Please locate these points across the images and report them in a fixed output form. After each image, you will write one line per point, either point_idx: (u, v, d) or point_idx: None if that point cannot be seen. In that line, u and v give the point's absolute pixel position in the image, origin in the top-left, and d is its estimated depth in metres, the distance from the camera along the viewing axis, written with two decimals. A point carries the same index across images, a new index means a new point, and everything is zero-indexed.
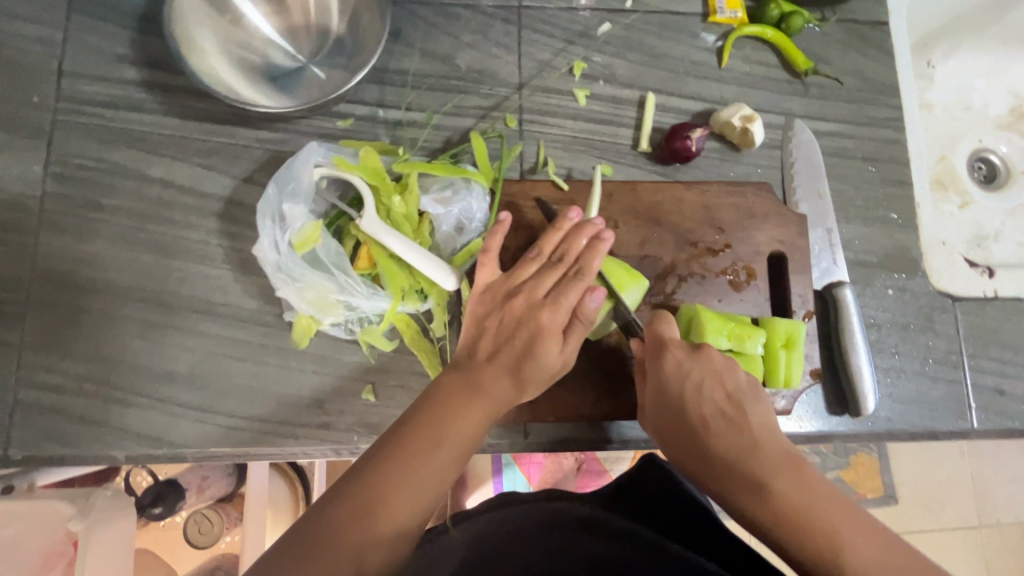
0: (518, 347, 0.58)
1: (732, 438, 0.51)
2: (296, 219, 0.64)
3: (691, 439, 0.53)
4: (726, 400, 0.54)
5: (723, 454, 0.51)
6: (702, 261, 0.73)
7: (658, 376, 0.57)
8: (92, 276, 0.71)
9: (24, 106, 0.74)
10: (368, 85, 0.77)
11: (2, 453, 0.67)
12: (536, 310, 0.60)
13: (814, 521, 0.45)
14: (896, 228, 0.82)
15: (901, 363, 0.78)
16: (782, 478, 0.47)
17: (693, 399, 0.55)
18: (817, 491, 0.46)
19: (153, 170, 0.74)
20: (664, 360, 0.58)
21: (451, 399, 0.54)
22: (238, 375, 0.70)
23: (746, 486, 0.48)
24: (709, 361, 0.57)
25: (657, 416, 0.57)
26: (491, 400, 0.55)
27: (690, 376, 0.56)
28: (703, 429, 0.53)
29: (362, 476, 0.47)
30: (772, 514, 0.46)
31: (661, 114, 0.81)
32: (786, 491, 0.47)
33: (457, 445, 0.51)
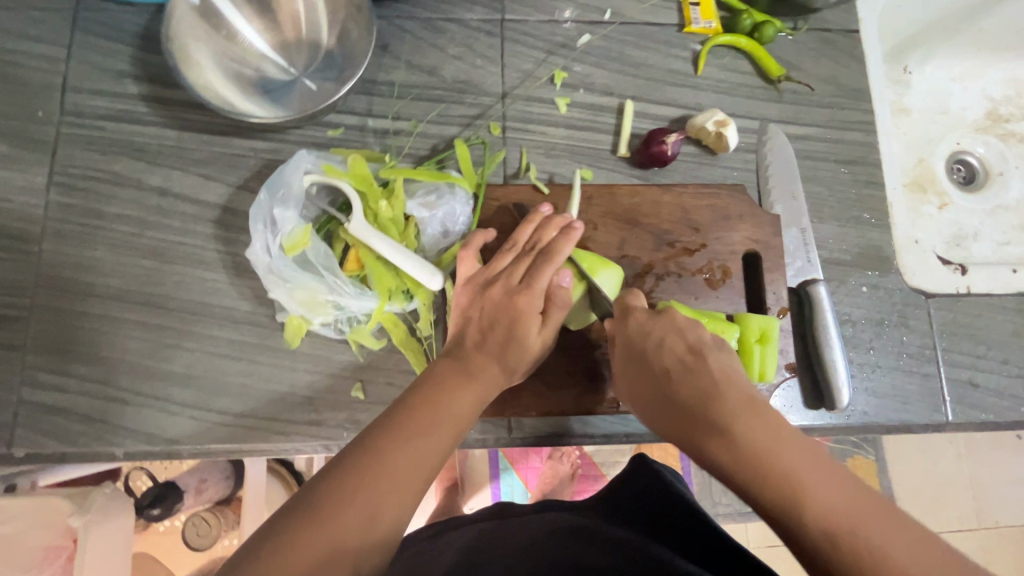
0: (503, 331, 0.62)
1: (699, 385, 0.53)
2: (286, 223, 0.67)
3: (662, 396, 0.56)
4: (688, 353, 0.57)
5: (689, 404, 0.53)
6: (679, 260, 0.76)
7: (629, 343, 0.61)
8: (94, 281, 0.74)
9: (29, 120, 0.77)
10: (357, 96, 0.81)
11: (5, 451, 0.70)
12: (515, 297, 0.63)
13: (776, 457, 0.45)
14: (870, 227, 0.85)
15: (876, 358, 0.81)
16: (742, 422, 0.48)
17: (660, 356, 0.58)
18: (778, 430, 0.47)
19: (152, 180, 0.77)
20: (631, 323, 0.62)
21: (443, 381, 0.58)
22: (233, 375, 0.73)
23: (713, 430, 0.50)
24: (672, 323, 0.61)
25: (630, 378, 0.60)
26: (480, 378, 0.59)
27: (656, 338, 0.60)
28: (670, 382, 0.56)
29: (357, 451, 0.49)
30: (734, 451, 0.47)
31: (639, 120, 0.84)
32: (747, 430, 0.48)
33: (452, 421, 0.55)
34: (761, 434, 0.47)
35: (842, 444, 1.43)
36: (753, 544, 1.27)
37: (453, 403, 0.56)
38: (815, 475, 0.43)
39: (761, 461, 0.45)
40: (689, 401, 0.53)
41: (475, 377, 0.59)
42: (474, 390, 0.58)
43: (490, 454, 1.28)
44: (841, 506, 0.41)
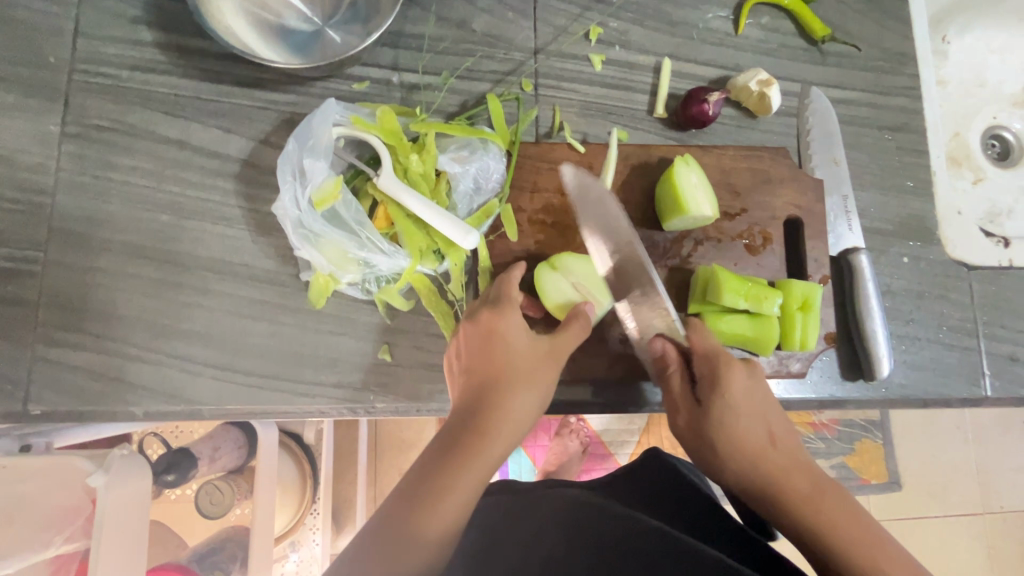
0: (508, 376, 0.56)
1: (789, 458, 0.59)
2: (315, 175, 0.64)
3: (750, 461, 0.59)
4: (778, 426, 0.61)
5: (779, 475, 0.58)
6: (719, 225, 0.73)
7: (723, 404, 0.61)
8: (109, 235, 0.71)
9: (39, 66, 0.73)
10: (382, 49, 0.76)
11: (20, 409, 0.67)
12: (516, 339, 0.58)
13: (866, 539, 0.53)
14: (912, 196, 0.82)
15: (915, 330, 0.78)
16: (830, 498, 0.56)
17: (755, 424, 0.61)
18: (860, 515, 0.55)
19: (169, 132, 0.74)
20: (726, 390, 0.61)
21: (464, 429, 0.52)
22: (255, 335, 0.70)
23: (804, 500, 0.56)
24: (760, 393, 0.62)
25: (716, 441, 0.61)
26: (503, 432, 0.53)
27: (750, 406, 0.61)
28: (768, 448, 0.60)
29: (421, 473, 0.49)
30: (822, 527, 0.54)
31: (677, 80, 0.80)
32: (835, 509, 0.55)
33: (478, 474, 0.49)
34: (844, 512, 0.55)
35: (852, 427, 1.42)
36: None
37: (476, 457, 0.50)
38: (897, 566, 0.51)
39: (849, 542, 0.53)
40: (777, 470, 0.58)
41: (492, 425, 0.52)
42: (495, 441, 0.52)
43: None
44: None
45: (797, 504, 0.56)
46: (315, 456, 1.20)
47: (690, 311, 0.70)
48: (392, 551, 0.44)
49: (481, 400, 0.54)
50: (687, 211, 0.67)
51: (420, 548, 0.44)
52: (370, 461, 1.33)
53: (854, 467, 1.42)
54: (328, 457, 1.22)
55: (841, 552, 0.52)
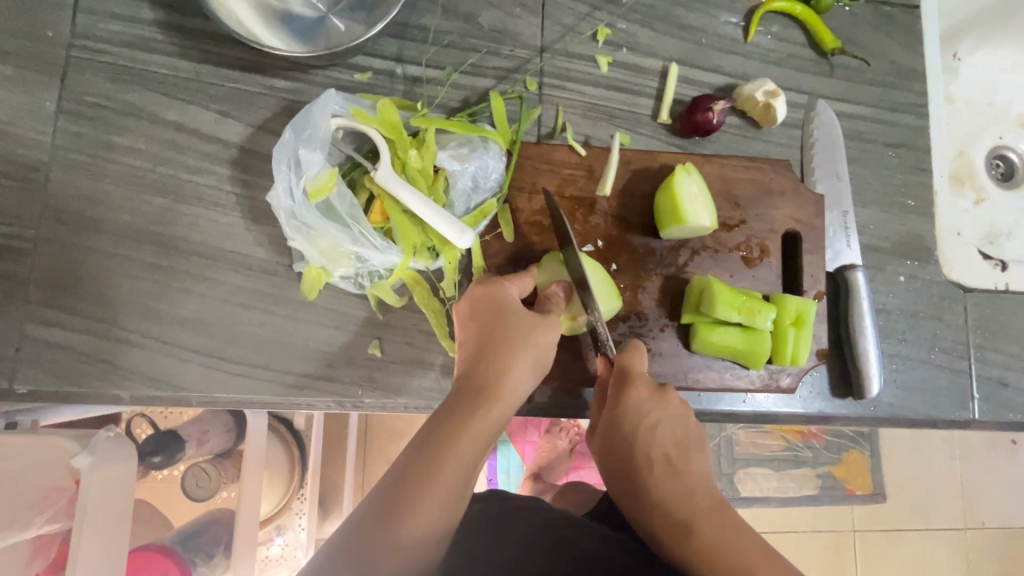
0: (494, 364, 0.57)
1: (673, 481, 0.58)
2: (311, 166, 0.63)
3: (633, 485, 0.60)
4: (673, 446, 0.61)
5: (656, 500, 0.58)
6: (716, 236, 0.72)
7: (614, 424, 0.61)
8: (102, 216, 0.70)
9: (37, 40, 0.72)
10: (387, 39, 0.75)
11: (7, 386, 0.67)
12: (503, 324, 0.59)
13: (732, 564, 0.51)
14: (912, 215, 0.81)
15: (908, 350, 0.78)
16: (705, 523, 0.54)
17: (641, 445, 0.60)
18: (737, 534, 0.53)
19: (167, 114, 0.73)
20: (616, 412, 0.61)
21: (448, 421, 0.52)
22: (245, 323, 0.70)
23: (673, 525, 0.55)
24: (655, 414, 0.61)
25: (608, 467, 0.62)
26: (488, 421, 0.53)
27: (639, 426, 0.61)
28: (646, 472, 0.59)
29: (409, 462, 0.49)
30: (687, 557, 0.53)
31: (683, 86, 0.80)
32: (706, 533, 0.53)
33: (459, 468, 0.49)
34: (721, 538, 0.53)
35: (840, 437, 1.44)
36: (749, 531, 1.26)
37: (457, 448, 0.50)
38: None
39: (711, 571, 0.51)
40: (655, 493, 0.58)
41: (476, 414, 0.53)
42: (479, 430, 0.52)
43: None
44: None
45: (668, 530, 0.56)
46: (304, 441, 1.20)
47: (683, 320, 0.69)
48: (366, 545, 0.44)
49: (465, 393, 0.55)
50: (687, 221, 0.66)
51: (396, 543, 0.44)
52: (359, 452, 1.32)
53: (839, 477, 1.43)
54: (318, 443, 1.22)
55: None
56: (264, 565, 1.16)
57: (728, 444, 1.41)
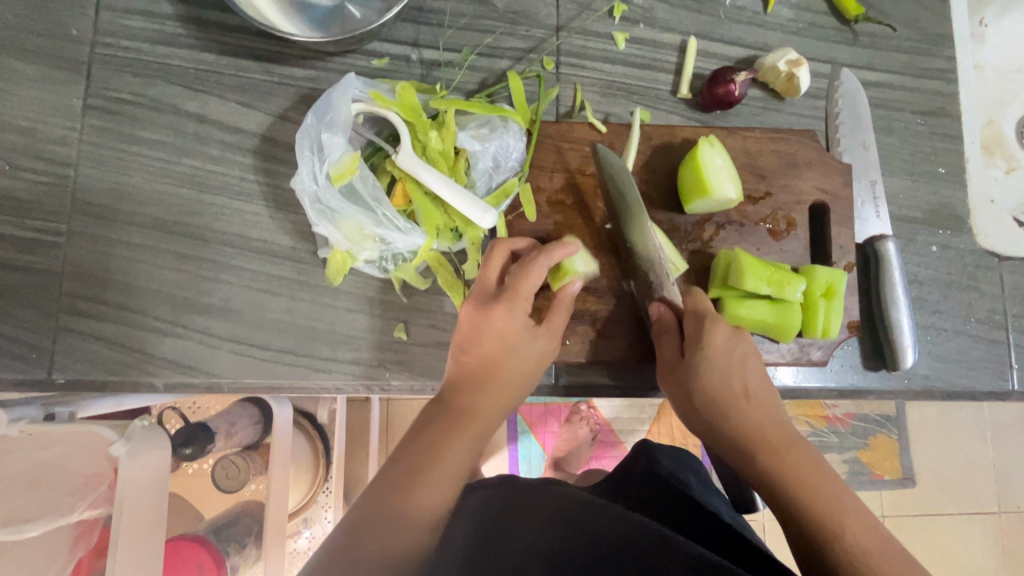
0: (475, 388, 0.57)
1: (762, 413, 0.57)
2: (333, 150, 0.63)
3: (719, 408, 0.57)
4: (757, 380, 0.58)
5: (749, 432, 0.56)
6: (741, 209, 0.71)
7: (704, 359, 0.58)
8: (131, 209, 0.72)
9: (61, 38, 0.74)
10: (403, 24, 0.75)
11: (45, 377, 0.68)
12: (494, 344, 0.58)
13: (823, 487, 0.52)
14: (943, 183, 0.80)
15: (942, 321, 0.77)
16: (796, 449, 0.54)
17: (733, 379, 0.58)
18: (824, 467, 0.54)
19: (189, 106, 0.74)
20: (707, 347, 0.58)
21: (429, 445, 0.52)
22: (273, 309, 0.71)
23: (773, 453, 0.54)
24: (743, 352, 0.59)
25: (690, 398, 0.59)
26: (467, 442, 0.54)
27: (731, 362, 0.58)
28: (740, 399, 0.57)
29: (377, 499, 0.49)
30: (781, 482, 0.53)
31: (703, 60, 0.78)
32: (798, 463, 0.53)
33: (436, 495, 0.50)
34: (809, 464, 0.53)
35: (867, 421, 1.41)
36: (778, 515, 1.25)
37: (432, 477, 0.51)
38: (856, 521, 0.50)
39: (808, 495, 0.51)
40: (749, 426, 0.56)
41: (448, 446, 0.53)
42: (447, 466, 0.52)
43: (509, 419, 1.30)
44: (872, 555, 0.47)
45: (763, 456, 0.54)
46: (329, 436, 1.21)
47: (710, 295, 0.69)
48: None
49: (429, 429, 0.54)
50: (706, 175, 0.65)
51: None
52: (383, 446, 1.33)
53: (867, 462, 1.41)
54: (341, 438, 1.22)
55: (797, 507, 0.51)
56: (292, 555, 1.20)
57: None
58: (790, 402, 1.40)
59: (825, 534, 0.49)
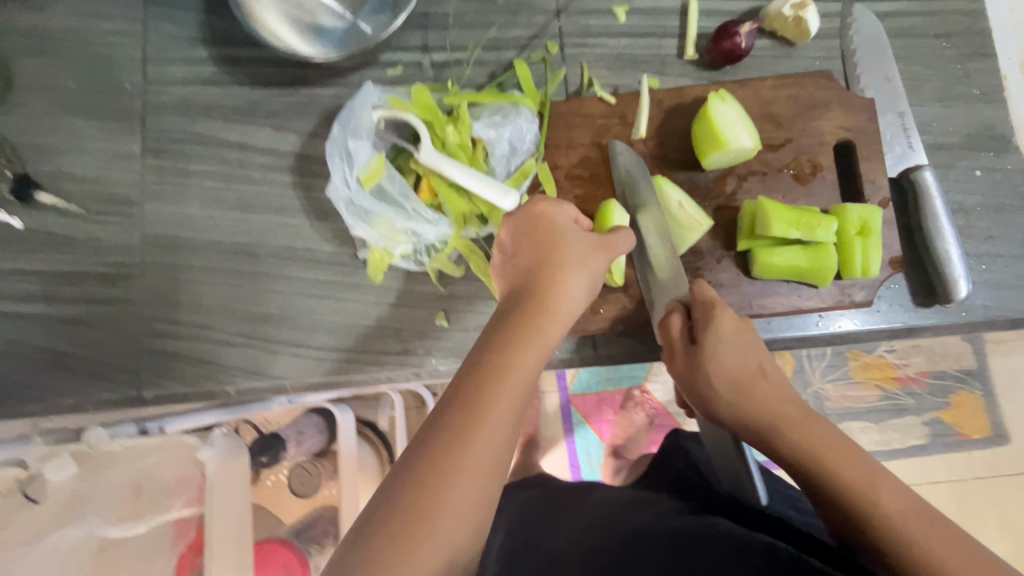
0: (546, 286, 0.56)
1: (777, 393, 0.55)
2: (361, 155, 0.68)
3: (734, 388, 0.56)
4: (765, 361, 0.57)
5: (768, 412, 0.54)
6: (762, 158, 0.71)
7: (717, 340, 0.57)
8: (192, 236, 0.79)
9: (119, 94, 0.83)
10: (411, 32, 0.80)
11: (136, 393, 0.77)
12: (553, 245, 0.58)
13: (849, 458, 0.49)
14: (981, 105, 0.76)
15: (996, 248, 0.73)
16: (817, 426, 0.52)
17: (747, 359, 0.56)
18: (848, 442, 0.51)
19: (231, 137, 0.81)
20: (719, 329, 0.57)
21: (501, 346, 0.49)
22: (323, 311, 0.76)
23: (796, 430, 0.52)
24: (754, 332, 0.58)
25: (708, 385, 0.57)
26: (541, 336, 0.51)
27: (743, 343, 0.57)
28: (754, 381, 0.55)
29: (439, 416, 0.45)
30: (804, 459, 0.50)
31: (706, 18, 0.79)
32: (822, 437, 0.51)
33: (517, 390, 0.47)
34: (833, 439, 0.51)
35: (946, 378, 1.25)
36: None
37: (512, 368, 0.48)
38: (889, 490, 0.46)
39: (836, 466, 0.49)
40: (768, 405, 0.54)
41: (516, 349, 0.49)
42: (518, 372, 0.48)
43: (563, 409, 1.25)
44: (906, 519, 0.45)
45: (783, 434, 0.52)
46: (391, 444, 1.17)
47: (740, 248, 0.68)
48: (437, 482, 0.42)
49: (495, 337, 0.51)
50: (712, 116, 0.66)
51: (456, 485, 0.42)
52: None
53: (951, 422, 1.25)
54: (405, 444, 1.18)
55: (825, 481, 0.49)
56: None
57: (817, 400, 1.25)
58: (855, 363, 1.26)
59: (858, 506, 0.46)
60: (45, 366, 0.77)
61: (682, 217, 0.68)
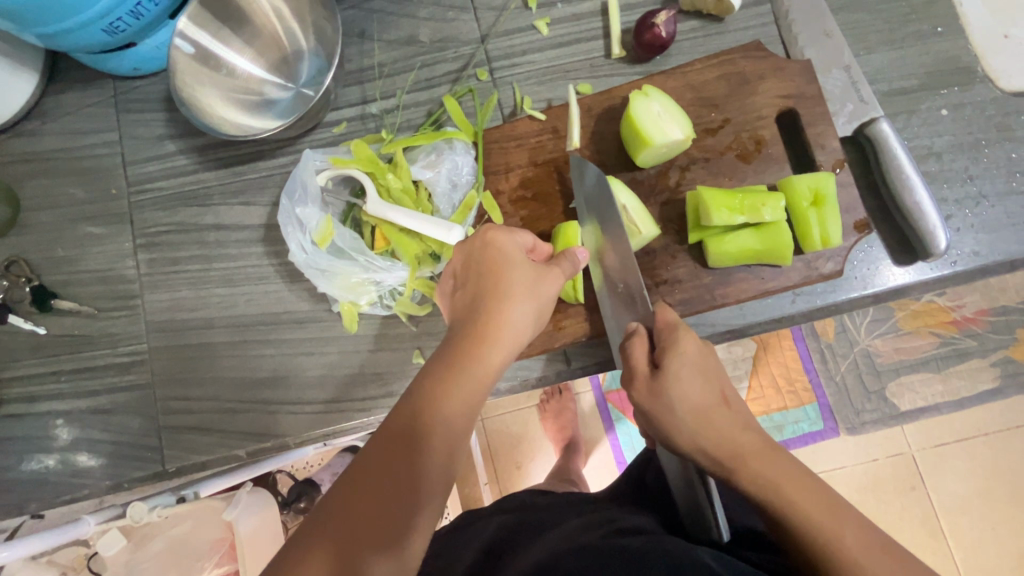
0: (490, 313, 0.55)
1: (740, 421, 0.53)
2: (311, 220, 0.72)
3: (700, 416, 0.52)
4: (727, 387, 0.55)
5: (732, 441, 0.51)
6: (702, 144, 0.69)
7: (679, 364, 0.54)
8: (188, 316, 0.86)
9: (106, 199, 0.91)
10: (349, 88, 0.83)
11: (162, 468, 0.84)
12: (500, 271, 0.57)
13: (813, 496, 0.47)
14: (936, 39, 0.71)
15: (979, 187, 0.68)
16: (777, 459, 0.50)
17: (711, 386, 0.54)
18: (809, 477, 0.49)
19: (207, 219, 0.87)
20: (679, 351, 0.55)
21: (437, 379, 0.51)
22: (310, 367, 0.81)
23: (761, 460, 0.50)
24: (715, 359, 0.56)
25: (670, 412, 0.53)
26: (480, 369, 0.52)
27: (704, 368, 0.55)
28: (719, 407, 0.53)
29: (374, 453, 0.46)
30: (769, 491, 0.48)
31: (627, 14, 0.78)
32: (786, 471, 0.49)
33: (450, 430, 0.48)
34: (794, 473, 0.49)
35: (1009, 313, 1.11)
36: (915, 445, 1.13)
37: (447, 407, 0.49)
38: (854, 531, 0.45)
39: (803, 501, 0.47)
40: (732, 435, 0.51)
41: (455, 387, 0.50)
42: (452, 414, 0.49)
43: (601, 406, 1.22)
44: (873, 559, 0.43)
45: (747, 469, 0.50)
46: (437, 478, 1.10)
47: (692, 241, 0.67)
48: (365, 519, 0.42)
49: (436, 370, 0.52)
50: (634, 116, 0.65)
51: (390, 527, 0.42)
52: (489, 462, 1.23)
53: None
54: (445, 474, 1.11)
55: (794, 516, 0.47)
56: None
57: (866, 359, 1.15)
58: (901, 312, 1.14)
59: (828, 544, 0.45)
60: (84, 456, 0.85)
61: (626, 221, 0.66)
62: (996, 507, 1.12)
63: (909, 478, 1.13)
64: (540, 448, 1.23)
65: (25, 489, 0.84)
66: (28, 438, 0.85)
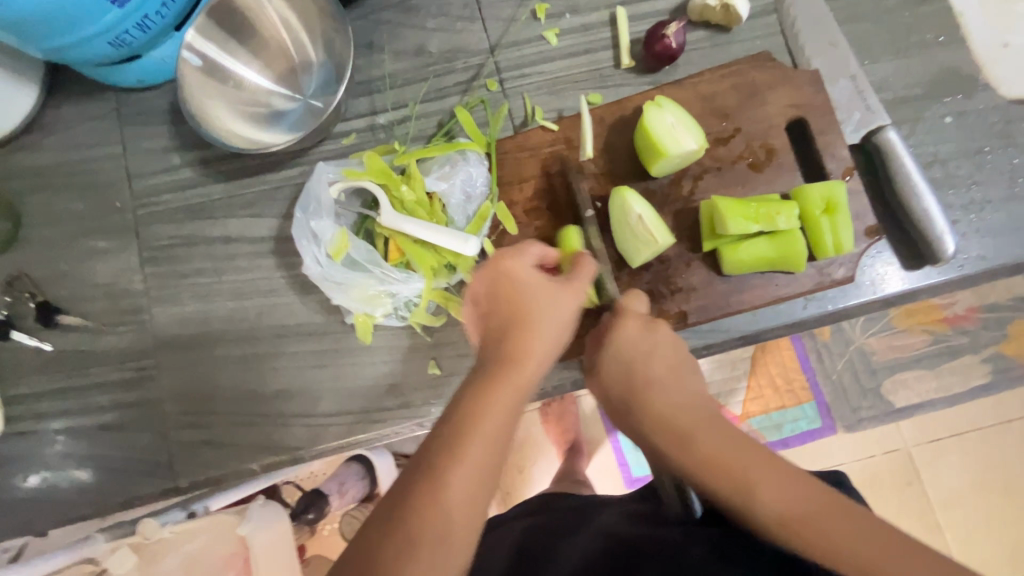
0: (518, 328, 0.56)
1: (670, 396, 0.52)
2: (325, 233, 0.72)
3: (628, 397, 0.54)
4: (665, 363, 0.55)
5: (657, 417, 0.51)
6: (713, 153, 0.70)
7: (610, 348, 0.56)
8: (196, 330, 0.85)
9: (110, 212, 0.89)
10: (358, 99, 0.83)
11: (174, 484, 0.83)
12: (522, 286, 0.58)
13: (733, 464, 0.46)
14: (938, 49, 0.73)
15: (982, 193, 0.70)
16: (703, 431, 0.49)
17: (635, 366, 0.54)
18: (736, 440, 0.47)
19: (215, 232, 0.86)
20: (617, 336, 0.57)
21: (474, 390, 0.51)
22: (322, 380, 0.80)
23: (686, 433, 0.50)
24: (651, 335, 0.56)
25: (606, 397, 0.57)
26: (514, 379, 0.51)
27: (636, 349, 0.56)
28: (641, 385, 0.53)
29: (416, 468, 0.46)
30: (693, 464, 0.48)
31: (635, 25, 0.79)
32: (708, 443, 0.48)
33: (492, 437, 0.47)
34: (717, 442, 0.48)
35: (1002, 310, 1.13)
36: (913, 440, 1.15)
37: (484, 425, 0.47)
38: (772, 491, 0.44)
39: (715, 470, 0.46)
40: (658, 408, 0.52)
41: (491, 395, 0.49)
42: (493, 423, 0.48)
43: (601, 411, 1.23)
44: (788, 520, 0.43)
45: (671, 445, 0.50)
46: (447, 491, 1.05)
47: (705, 250, 0.68)
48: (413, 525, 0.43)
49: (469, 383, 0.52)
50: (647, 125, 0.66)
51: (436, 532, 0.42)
52: None
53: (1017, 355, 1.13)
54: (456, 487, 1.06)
55: (710, 486, 0.46)
56: None
57: (866, 355, 1.16)
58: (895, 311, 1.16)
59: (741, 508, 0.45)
60: (93, 473, 0.83)
61: (641, 232, 0.67)
62: (994, 501, 1.14)
63: (908, 474, 1.15)
64: (544, 450, 1.21)
65: (33, 509, 0.83)
66: (34, 456, 0.84)
